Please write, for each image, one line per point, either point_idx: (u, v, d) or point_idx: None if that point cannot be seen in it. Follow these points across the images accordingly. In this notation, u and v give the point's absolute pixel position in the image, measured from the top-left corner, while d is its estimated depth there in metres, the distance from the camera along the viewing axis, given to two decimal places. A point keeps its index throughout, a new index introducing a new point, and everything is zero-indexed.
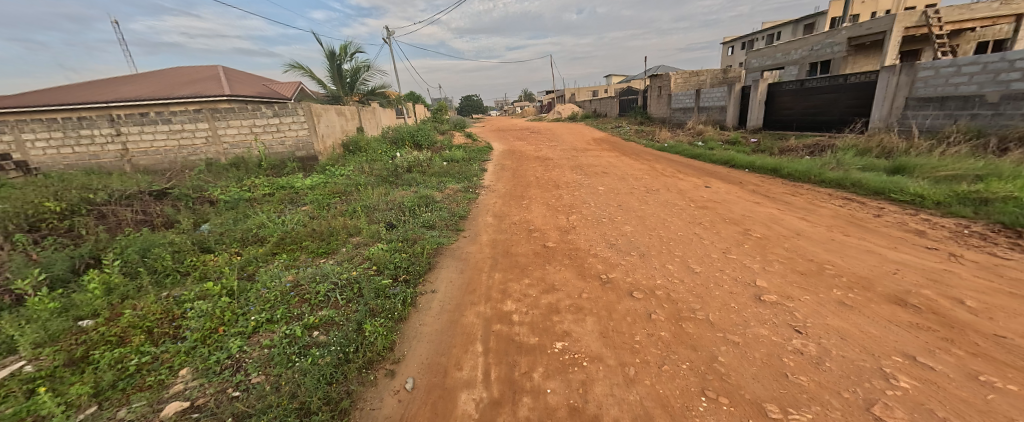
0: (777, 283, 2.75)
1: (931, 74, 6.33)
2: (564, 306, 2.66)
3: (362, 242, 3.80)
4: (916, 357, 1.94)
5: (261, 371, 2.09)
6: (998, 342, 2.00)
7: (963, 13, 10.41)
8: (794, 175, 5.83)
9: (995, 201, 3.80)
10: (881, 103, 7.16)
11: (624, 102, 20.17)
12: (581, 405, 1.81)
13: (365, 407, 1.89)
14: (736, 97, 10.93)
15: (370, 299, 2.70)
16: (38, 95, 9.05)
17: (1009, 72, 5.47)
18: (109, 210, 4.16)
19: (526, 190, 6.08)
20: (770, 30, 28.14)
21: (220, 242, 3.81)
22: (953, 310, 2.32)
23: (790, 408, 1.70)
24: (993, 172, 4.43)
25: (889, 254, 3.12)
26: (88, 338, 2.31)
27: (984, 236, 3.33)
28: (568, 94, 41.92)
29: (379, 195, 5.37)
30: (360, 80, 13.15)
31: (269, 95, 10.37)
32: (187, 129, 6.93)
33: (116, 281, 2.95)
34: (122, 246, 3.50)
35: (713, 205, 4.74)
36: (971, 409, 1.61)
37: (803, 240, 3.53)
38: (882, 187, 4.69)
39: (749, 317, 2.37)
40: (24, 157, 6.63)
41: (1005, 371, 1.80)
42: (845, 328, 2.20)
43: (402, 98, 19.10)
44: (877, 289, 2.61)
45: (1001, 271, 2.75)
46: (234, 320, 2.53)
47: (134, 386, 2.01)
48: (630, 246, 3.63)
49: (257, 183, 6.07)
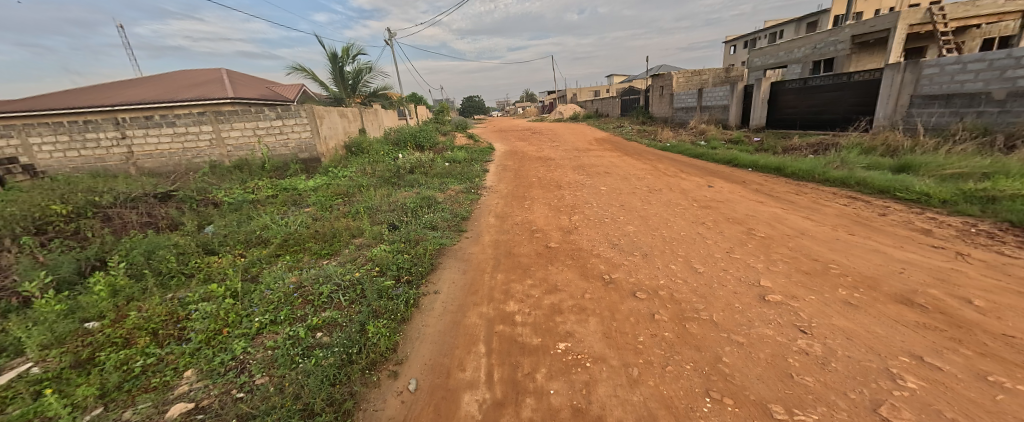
0: (782, 283, 2.73)
1: (936, 72, 6.28)
2: (567, 306, 2.66)
3: (365, 243, 3.82)
4: (923, 357, 1.92)
5: (265, 372, 2.09)
6: (1007, 341, 1.98)
7: (968, 10, 10.35)
8: (798, 174, 5.79)
9: (1004, 199, 3.76)
10: (884, 102, 7.12)
11: (625, 101, 20.22)
12: (584, 406, 1.80)
13: (368, 407, 1.89)
14: (739, 96, 10.87)
15: (373, 299, 2.71)
16: (45, 100, 9.13)
17: (1015, 69, 5.41)
18: (115, 213, 4.19)
19: (527, 190, 6.08)
20: (772, 28, 28.09)
21: (224, 244, 3.83)
22: (960, 309, 2.30)
23: (796, 409, 1.68)
24: (1001, 170, 4.38)
25: (895, 254, 3.09)
26: (94, 339, 2.33)
27: (991, 234, 3.30)
28: (569, 94, 42.01)
29: (382, 196, 5.41)
30: (362, 81, 13.20)
31: (272, 97, 10.43)
32: (191, 132, 6.98)
33: (122, 283, 2.97)
34: (127, 249, 3.52)
35: (717, 205, 4.70)
36: (980, 409, 1.59)
37: (807, 239, 3.51)
38: (887, 186, 4.65)
39: (753, 317, 2.36)
40: (31, 160, 6.67)
41: (1014, 371, 1.78)
42: (851, 328, 2.18)
43: (403, 100, 19.19)
44: (883, 289, 2.58)
45: (1009, 270, 2.71)
46: (239, 321, 2.54)
47: (140, 387, 2.03)
48: (633, 245, 3.62)
49: (261, 185, 6.11)
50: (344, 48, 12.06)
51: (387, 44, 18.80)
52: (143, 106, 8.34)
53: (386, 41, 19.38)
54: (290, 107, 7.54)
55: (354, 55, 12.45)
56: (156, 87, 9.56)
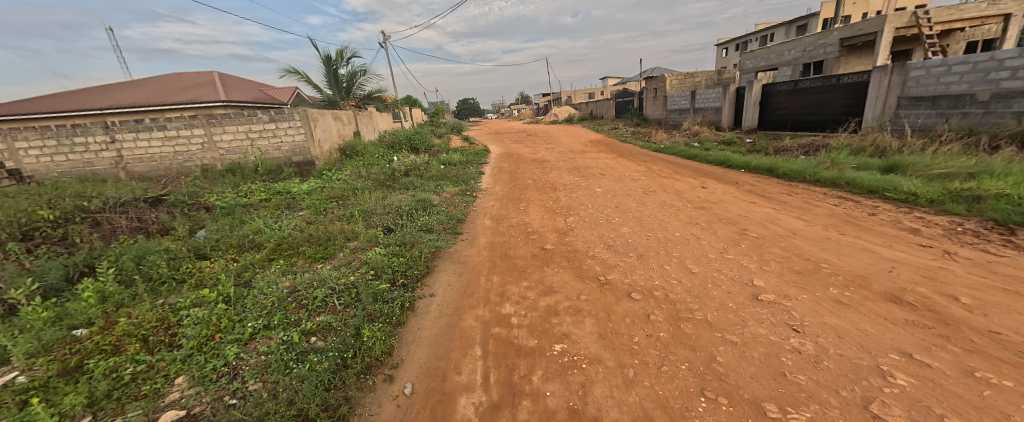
0: (774, 283, 2.76)
1: (922, 74, 6.40)
2: (563, 308, 2.66)
3: (360, 247, 3.80)
4: (911, 354, 1.95)
5: (258, 378, 2.07)
6: (993, 338, 2.02)
7: (952, 14, 10.56)
8: (789, 175, 5.87)
9: (989, 199, 3.83)
10: (872, 103, 7.23)
11: (619, 104, 20.39)
12: (581, 407, 1.81)
13: (363, 412, 1.87)
14: (731, 98, 10.99)
15: (368, 303, 2.69)
16: (30, 103, 8.94)
17: (998, 71, 5.57)
18: (105, 218, 4.14)
19: (523, 192, 6.10)
20: (763, 31, 28.53)
21: (217, 249, 3.79)
22: (947, 307, 2.34)
23: (790, 408, 1.70)
24: (986, 169, 4.48)
25: (885, 253, 3.13)
26: (82, 347, 2.30)
27: (976, 233, 3.37)
28: (563, 97, 42.28)
29: (377, 199, 5.38)
30: (357, 84, 13.14)
31: (266, 101, 10.37)
32: (182, 136, 6.92)
33: (111, 289, 2.92)
34: (117, 254, 3.47)
35: (710, 205, 4.75)
36: (968, 405, 1.62)
37: (799, 239, 3.55)
38: (876, 186, 4.73)
39: (747, 317, 2.38)
40: (17, 165, 6.56)
41: (999, 366, 1.82)
42: (842, 327, 2.21)
43: (399, 102, 18.85)
44: (874, 287, 2.62)
45: (995, 267, 2.77)
46: (231, 327, 2.51)
47: (129, 395, 2.00)
48: (627, 246, 3.65)
49: (254, 189, 6.04)
50: (338, 50, 11.98)
51: (381, 46, 18.64)
52: (134, 109, 8.24)
53: (382, 43, 19.32)
54: (284, 110, 7.47)
55: (349, 57, 12.37)
56: (146, 90, 9.43)
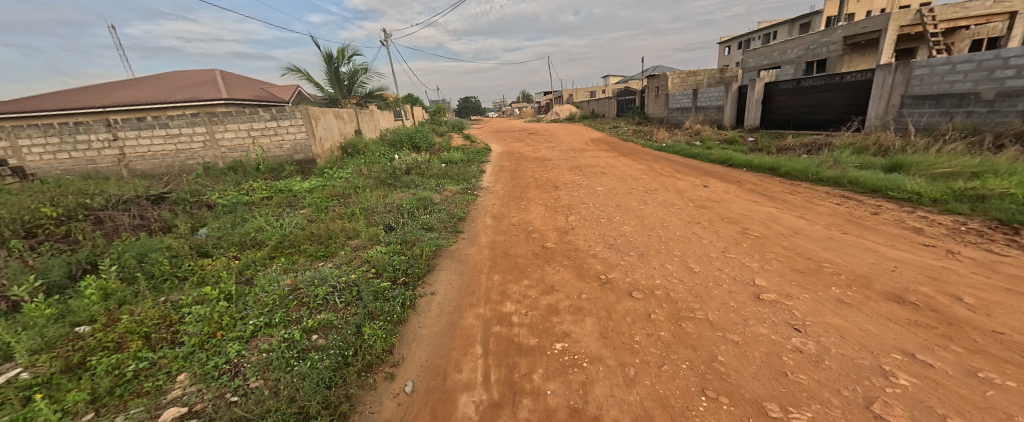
0: (776, 283, 2.75)
1: (926, 73, 6.36)
2: (564, 307, 2.66)
3: (361, 245, 3.80)
4: (914, 354, 1.94)
5: (259, 375, 2.08)
6: (997, 338, 2.01)
7: (957, 11, 10.49)
8: (792, 174, 5.84)
9: (993, 198, 3.81)
10: (876, 101, 7.18)
11: (620, 102, 20.33)
12: (581, 406, 1.81)
13: (364, 410, 1.88)
14: (733, 97, 10.95)
15: (369, 302, 2.70)
16: (34, 101, 8.97)
17: (1003, 69, 5.52)
18: (107, 215, 4.15)
19: (525, 191, 6.10)
20: (766, 29, 28.38)
21: (219, 246, 3.80)
22: (951, 307, 2.32)
23: (790, 407, 1.69)
24: (989, 169, 4.46)
25: (888, 253, 3.11)
26: (85, 344, 2.31)
27: (980, 232, 3.35)
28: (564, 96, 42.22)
29: (379, 198, 5.38)
30: (358, 82, 13.13)
31: (268, 99, 10.37)
32: (184, 134, 6.94)
33: (113, 286, 2.92)
34: (120, 252, 3.48)
35: (712, 204, 4.73)
36: (970, 405, 1.61)
37: (801, 238, 3.54)
38: (879, 185, 4.70)
39: (748, 316, 2.37)
40: (20, 162, 6.60)
41: (1003, 367, 1.81)
42: (844, 327, 2.20)
43: (400, 100, 18.82)
44: (876, 287, 2.60)
45: (998, 267, 2.75)
46: (233, 325, 2.52)
47: (131, 392, 2.00)
48: (628, 245, 3.64)
49: (256, 186, 6.07)
50: (340, 49, 11.98)
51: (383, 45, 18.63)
52: None
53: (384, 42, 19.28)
54: (285, 108, 7.50)
55: (350, 56, 12.37)
56: (148, 88, 9.44)
